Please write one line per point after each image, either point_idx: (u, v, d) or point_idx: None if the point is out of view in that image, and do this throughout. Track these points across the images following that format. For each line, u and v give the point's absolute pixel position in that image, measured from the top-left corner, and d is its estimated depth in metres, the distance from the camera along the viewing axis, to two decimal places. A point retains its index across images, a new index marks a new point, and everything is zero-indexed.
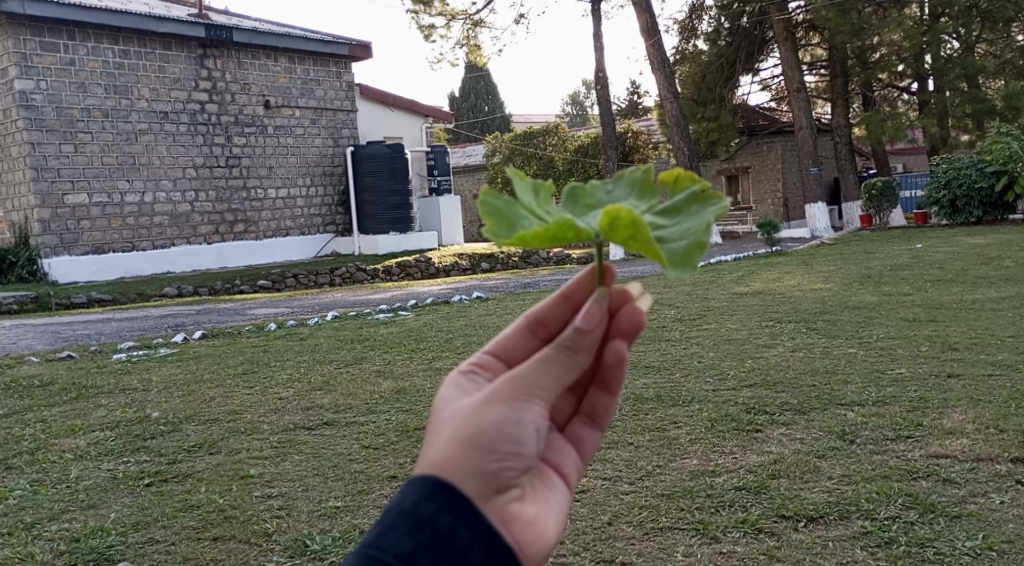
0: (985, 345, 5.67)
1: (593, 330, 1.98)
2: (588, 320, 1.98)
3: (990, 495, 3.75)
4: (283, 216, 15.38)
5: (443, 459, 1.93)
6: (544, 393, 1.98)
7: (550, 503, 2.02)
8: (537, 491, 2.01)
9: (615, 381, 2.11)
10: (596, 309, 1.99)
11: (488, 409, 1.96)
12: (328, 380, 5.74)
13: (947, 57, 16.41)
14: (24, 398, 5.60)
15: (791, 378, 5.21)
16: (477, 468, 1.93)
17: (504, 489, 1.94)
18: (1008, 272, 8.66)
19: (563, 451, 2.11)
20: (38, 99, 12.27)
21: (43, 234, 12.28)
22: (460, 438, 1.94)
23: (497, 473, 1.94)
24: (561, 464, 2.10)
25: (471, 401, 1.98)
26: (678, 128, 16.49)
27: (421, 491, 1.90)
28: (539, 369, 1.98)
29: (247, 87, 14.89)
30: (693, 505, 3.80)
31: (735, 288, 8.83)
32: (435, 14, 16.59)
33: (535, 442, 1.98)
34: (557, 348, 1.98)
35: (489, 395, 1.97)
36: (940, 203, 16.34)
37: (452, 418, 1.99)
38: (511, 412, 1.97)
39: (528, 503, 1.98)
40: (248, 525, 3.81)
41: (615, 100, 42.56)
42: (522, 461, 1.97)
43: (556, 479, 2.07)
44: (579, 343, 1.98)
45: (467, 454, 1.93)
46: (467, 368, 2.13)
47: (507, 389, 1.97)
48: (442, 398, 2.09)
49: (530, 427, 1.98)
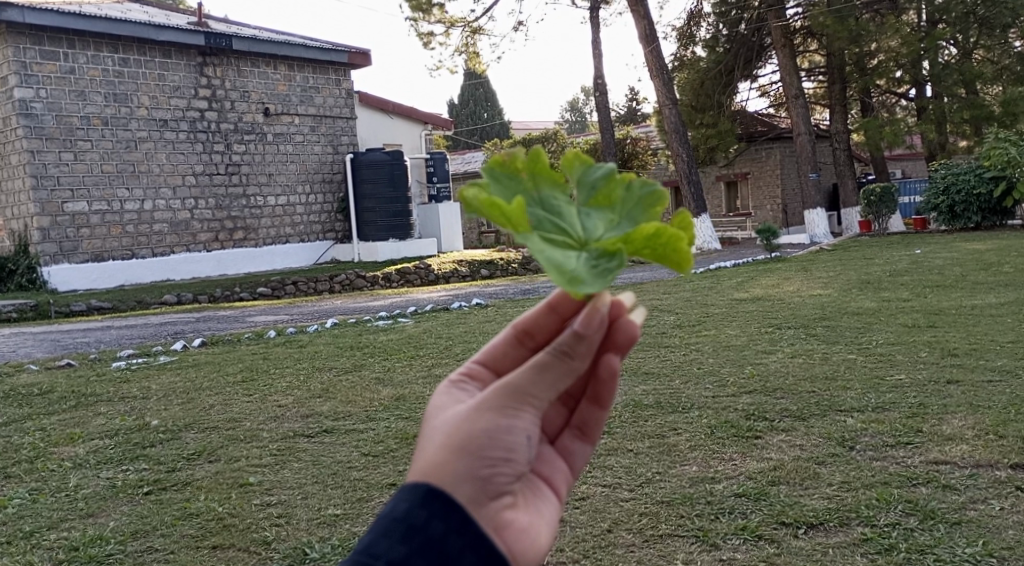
0: (984, 351, 5.68)
1: (591, 336, 1.96)
2: (587, 325, 1.95)
3: (990, 502, 3.75)
4: (282, 223, 15.38)
5: (434, 466, 1.95)
6: (536, 401, 1.98)
7: (543, 513, 2.03)
8: (528, 500, 2.03)
9: (606, 394, 2.13)
10: (596, 315, 1.95)
11: (479, 416, 1.97)
12: (327, 387, 5.74)
13: (945, 63, 16.46)
14: (23, 407, 5.60)
15: (791, 384, 5.21)
16: (469, 475, 1.94)
17: (495, 497, 1.96)
18: (1007, 277, 8.67)
19: (554, 464, 2.12)
20: (38, 107, 12.27)
21: (42, 242, 12.29)
22: (451, 446, 1.95)
23: (488, 481, 1.96)
24: (552, 475, 2.11)
25: (463, 408, 1.99)
26: (677, 135, 16.52)
27: (413, 498, 1.92)
28: (531, 379, 1.97)
29: (247, 95, 14.90)
30: (692, 512, 3.80)
31: (735, 294, 8.83)
32: (434, 21, 16.63)
33: (526, 451, 1.99)
34: (553, 354, 1.96)
35: (481, 402, 1.98)
36: (938, 209, 16.36)
37: (444, 425, 2.00)
38: (503, 420, 1.97)
39: (519, 510, 1.99)
40: (247, 534, 3.81)
41: (614, 107, 42.65)
42: (514, 468, 1.98)
43: (546, 489, 2.08)
44: (576, 349, 1.96)
45: (458, 461, 1.94)
46: (458, 378, 2.14)
47: (500, 397, 1.98)
48: (432, 406, 2.10)
49: (521, 435, 1.98)
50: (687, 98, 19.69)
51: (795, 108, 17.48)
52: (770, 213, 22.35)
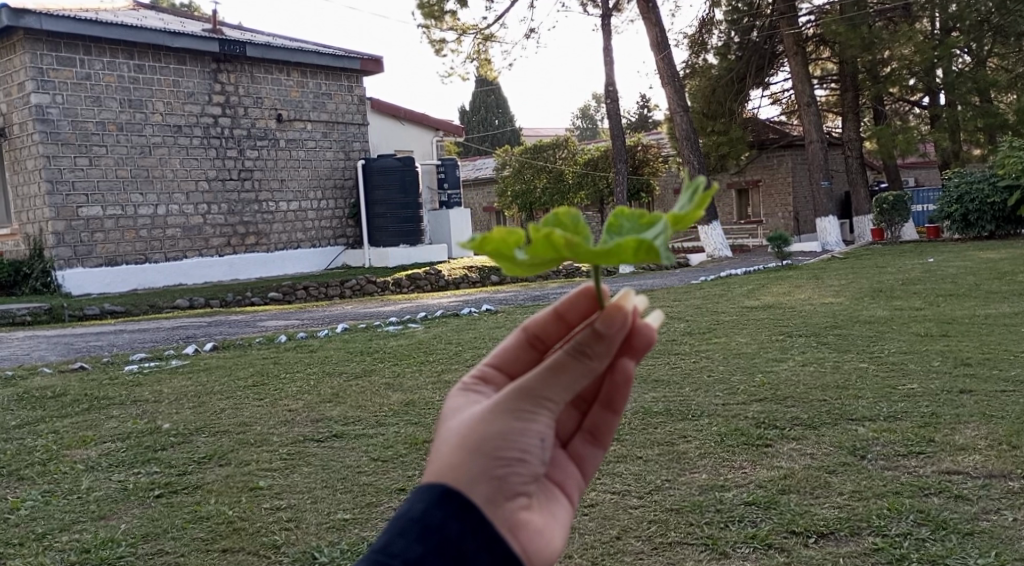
0: (998, 361, 5.65)
1: (612, 337, 2.00)
2: (608, 324, 1.99)
3: (1003, 512, 3.73)
4: (294, 228, 15.44)
5: (449, 467, 1.99)
6: (552, 403, 2.02)
7: (557, 515, 2.07)
8: (543, 502, 2.06)
9: (619, 398, 2.15)
10: (619, 315, 1.99)
11: (496, 418, 2.01)
12: (337, 392, 5.75)
13: (959, 72, 16.40)
14: (37, 409, 5.62)
15: (802, 392, 5.19)
16: (484, 475, 1.99)
17: (511, 498, 2.00)
18: (1021, 287, 8.61)
19: (567, 469, 2.13)
20: (54, 113, 12.35)
21: (56, 246, 12.34)
22: (466, 446, 2.00)
23: (504, 481, 2.00)
24: (565, 480, 2.12)
25: (476, 411, 2.04)
26: (688, 141, 16.48)
27: (428, 499, 1.97)
28: (547, 382, 2.01)
29: (260, 101, 14.96)
30: (702, 520, 3.79)
31: (746, 302, 8.82)
32: (446, 28, 16.70)
33: (540, 453, 2.04)
34: (572, 355, 2.00)
35: (496, 404, 2.02)
36: (952, 217, 16.30)
37: (459, 426, 2.03)
38: (520, 421, 2.01)
39: (535, 512, 2.03)
40: (257, 537, 3.82)
41: (626, 114, 42.69)
42: (529, 469, 2.03)
43: (561, 494, 2.11)
44: (596, 349, 2.00)
45: (474, 462, 1.99)
46: (472, 380, 2.15)
47: (516, 398, 2.01)
48: (447, 408, 2.12)
49: (536, 437, 2.03)
50: (699, 105, 19.68)
51: (807, 116, 17.47)
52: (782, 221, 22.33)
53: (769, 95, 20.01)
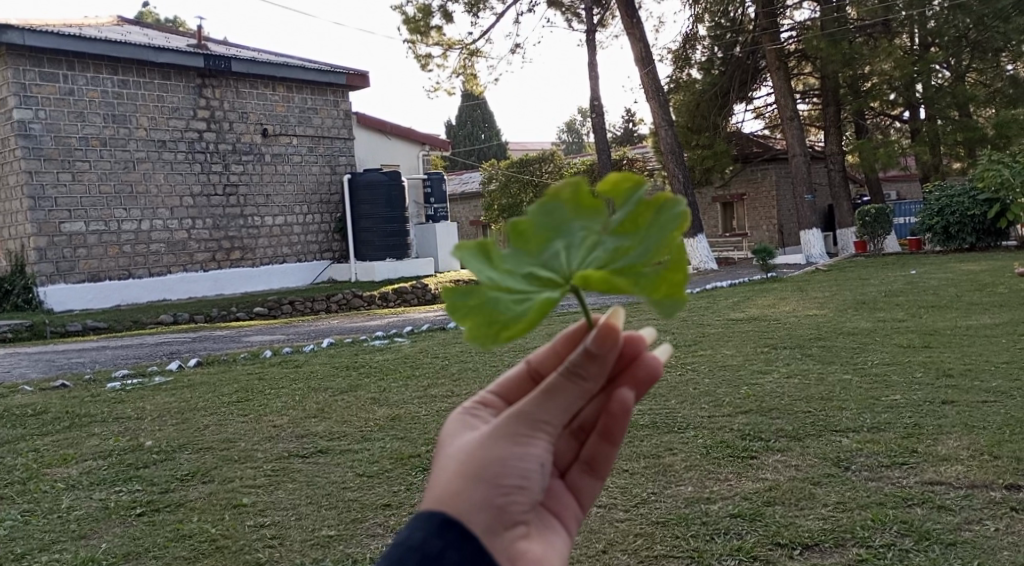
0: (979, 371, 5.68)
1: (607, 355, 1.99)
2: (602, 343, 1.98)
3: (985, 522, 3.75)
4: (279, 243, 15.39)
5: (449, 493, 2.00)
6: (549, 426, 2.02)
7: (555, 543, 2.07)
8: (540, 530, 2.07)
9: (617, 428, 2.11)
10: (612, 335, 1.98)
11: (495, 443, 2.01)
12: (323, 407, 5.72)
13: (938, 86, 16.58)
14: (17, 428, 5.57)
15: (787, 404, 5.21)
16: (484, 502, 2.00)
17: (511, 526, 2.01)
18: (1001, 298, 8.69)
19: (564, 499, 2.13)
20: (37, 129, 12.32)
21: (39, 262, 12.27)
22: (465, 473, 2.00)
23: (503, 509, 2.01)
24: (562, 509, 2.12)
25: (474, 435, 2.03)
26: (672, 156, 16.48)
27: (427, 528, 1.98)
28: (543, 405, 2.01)
29: (245, 116, 14.96)
30: (687, 533, 3.79)
31: (731, 314, 8.85)
32: (432, 43, 16.75)
33: (539, 479, 2.04)
34: (569, 375, 1.99)
35: (493, 429, 2.01)
36: (933, 230, 16.43)
37: (456, 451, 2.04)
38: (517, 447, 2.01)
39: (534, 541, 2.04)
40: (239, 555, 3.80)
41: (611, 128, 42.89)
42: (528, 496, 2.03)
43: (558, 523, 2.11)
44: (592, 368, 1.99)
45: (473, 489, 1.99)
46: (471, 404, 2.14)
47: (513, 424, 2.01)
48: (446, 432, 2.12)
49: (535, 462, 2.03)
50: (683, 120, 19.77)
51: (790, 129, 17.56)
52: (766, 233, 22.42)
53: (753, 109, 20.09)
